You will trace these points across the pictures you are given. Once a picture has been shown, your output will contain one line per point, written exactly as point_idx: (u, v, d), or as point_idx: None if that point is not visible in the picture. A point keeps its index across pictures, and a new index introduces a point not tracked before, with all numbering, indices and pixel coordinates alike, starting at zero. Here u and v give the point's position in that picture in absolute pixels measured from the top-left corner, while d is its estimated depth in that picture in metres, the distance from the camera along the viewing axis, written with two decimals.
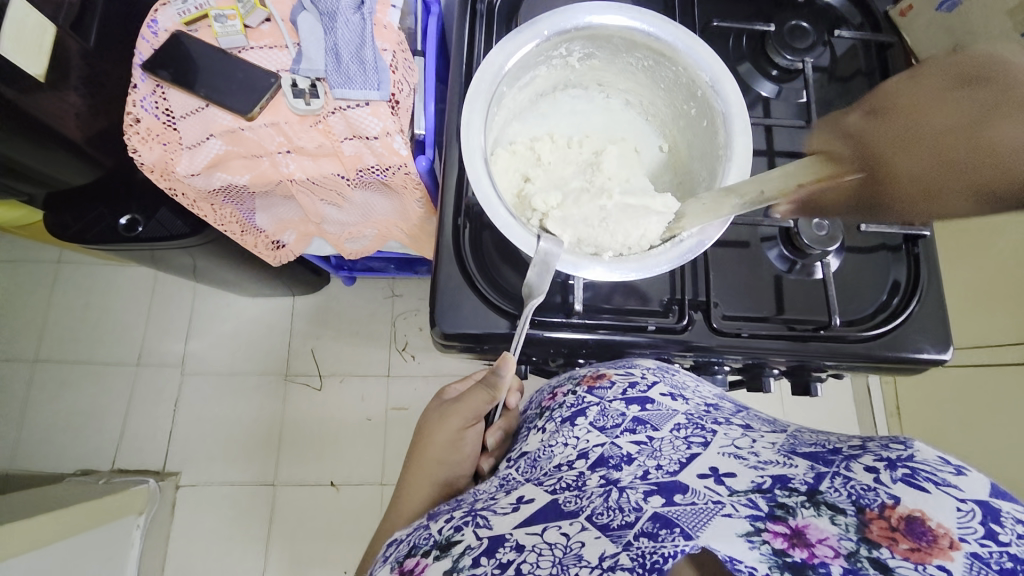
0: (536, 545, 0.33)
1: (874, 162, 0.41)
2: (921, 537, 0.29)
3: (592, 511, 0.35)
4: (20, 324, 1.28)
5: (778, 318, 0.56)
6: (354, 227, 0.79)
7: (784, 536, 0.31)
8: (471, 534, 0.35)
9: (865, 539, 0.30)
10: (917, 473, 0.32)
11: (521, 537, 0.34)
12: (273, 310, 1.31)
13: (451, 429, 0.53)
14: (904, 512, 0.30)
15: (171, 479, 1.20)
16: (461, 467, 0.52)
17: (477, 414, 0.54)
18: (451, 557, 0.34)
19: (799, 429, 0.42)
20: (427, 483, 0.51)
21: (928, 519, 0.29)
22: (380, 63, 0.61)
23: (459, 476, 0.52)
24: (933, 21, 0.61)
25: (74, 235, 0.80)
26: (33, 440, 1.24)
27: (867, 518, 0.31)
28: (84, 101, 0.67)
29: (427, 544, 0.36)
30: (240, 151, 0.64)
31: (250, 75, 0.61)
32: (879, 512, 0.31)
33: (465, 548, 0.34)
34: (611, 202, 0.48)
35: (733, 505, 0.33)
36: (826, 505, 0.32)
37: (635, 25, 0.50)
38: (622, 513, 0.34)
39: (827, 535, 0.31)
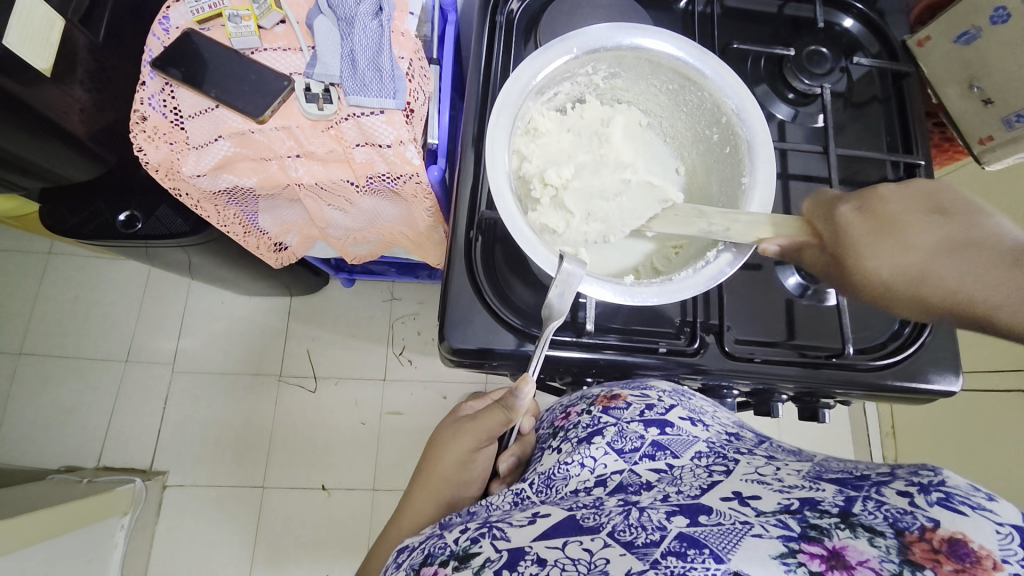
0: (558, 560, 0.32)
1: (846, 260, 0.42)
2: (964, 557, 0.27)
3: (613, 528, 0.34)
4: (6, 315, 1.25)
5: (788, 344, 0.56)
6: (359, 231, 0.77)
7: (821, 557, 0.29)
8: (489, 546, 0.35)
9: (908, 561, 0.28)
10: (952, 497, 0.30)
11: (542, 550, 0.33)
12: (269, 310, 1.29)
13: (462, 449, 0.52)
14: (946, 534, 0.28)
15: (158, 480, 1.18)
16: (467, 489, 0.51)
17: (489, 436, 0.53)
18: (471, 568, 0.33)
19: (827, 459, 0.41)
20: (431, 502, 0.50)
21: (970, 540, 0.28)
22: (396, 72, 0.60)
23: (463, 499, 0.50)
24: (949, 52, 0.61)
25: (71, 230, 0.78)
26: (15, 435, 1.20)
27: (907, 541, 0.29)
28: (90, 95, 0.65)
29: (443, 554, 0.36)
30: (248, 154, 0.62)
31: (263, 77, 0.60)
32: (920, 535, 0.29)
33: (484, 560, 0.34)
34: (634, 177, 0.50)
35: (763, 525, 0.32)
36: (862, 527, 0.30)
37: (664, 49, 0.51)
38: (646, 531, 0.33)
39: (867, 557, 0.29)
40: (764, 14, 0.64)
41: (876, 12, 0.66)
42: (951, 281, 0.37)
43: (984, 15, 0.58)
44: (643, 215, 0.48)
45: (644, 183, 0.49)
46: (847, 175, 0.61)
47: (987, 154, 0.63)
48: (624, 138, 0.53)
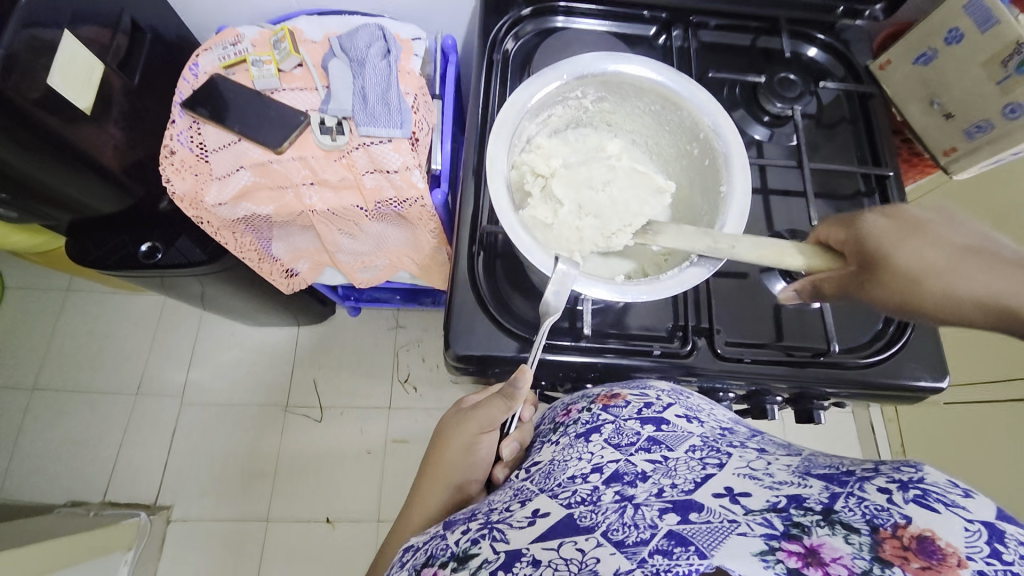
0: (552, 560, 0.34)
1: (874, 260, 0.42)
2: (931, 555, 0.28)
3: (607, 527, 0.35)
4: (22, 350, 1.29)
5: (778, 345, 0.58)
6: (366, 256, 0.82)
7: (798, 555, 0.30)
8: (488, 547, 0.36)
9: (879, 558, 0.29)
10: (928, 494, 0.31)
11: (537, 551, 0.34)
12: (277, 340, 1.32)
13: (468, 433, 0.54)
14: (916, 532, 0.29)
15: (162, 513, 1.17)
16: (473, 472, 0.54)
17: (493, 422, 0.54)
18: (468, 569, 0.35)
19: (816, 452, 0.41)
20: (441, 488, 0.53)
21: (938, 538, 0.29)
22: (403, 105, 0.66)
23: (470, 481, 0.53)
24: (910, 72, 0.67)
25: (95, 260, 0.83)
26: (23, 470, 1.21)
27: (880, 537, 0.30)
28: (123, 133, 0.71)
29: (444, 555, 0.37)
30: (266, 183, 0.67)
31: (283, 114, 0.66)
32: (892, 532, 0.30)
33: (482, 561, 0.35)
34: (620, 164, 0.55)
35: (748, 523, 0.33)
36: (840, 524, 0.32)
37: (644, 74, 0.56)
38: (637, 529, 0.34)
39: (841, 554, 0.30)
40: (737, 47, 0.71)
41: (841, 41, 0.72)
42: (979, 275, 0.37)
43: (940, 37, 0.62)
44: (635, 210, 0.53)
45: (632, 171, 0.55)
46: (825, 188, 0.66)
47: (953, 164, 0.68)
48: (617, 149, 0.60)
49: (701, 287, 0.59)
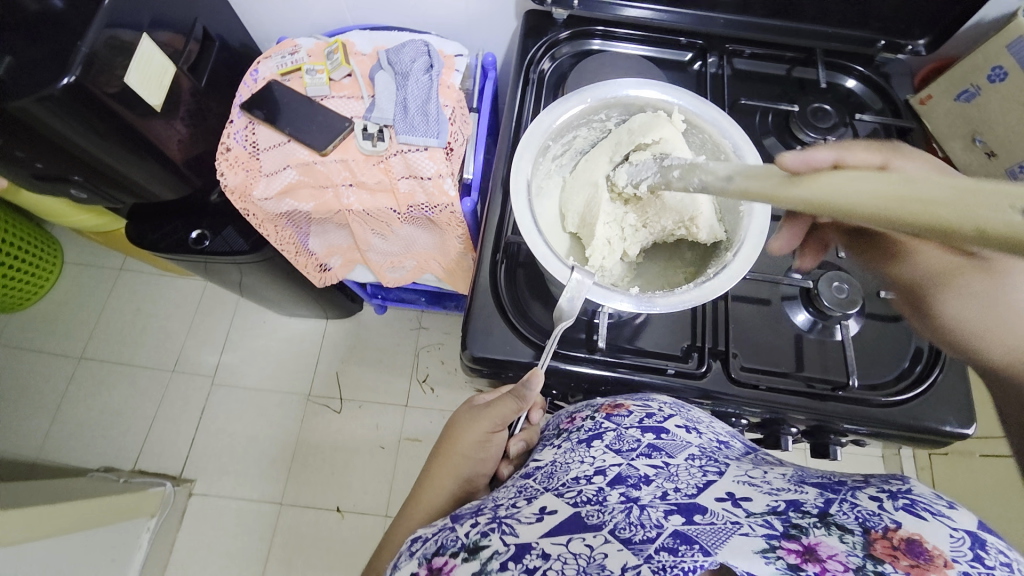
0: (561, 554, 0.35)
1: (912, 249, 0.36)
2: (919, 555, 0.29)
3: (614, 526, 0.36)
4: (75, 322, 1.39)
5: (798, 375, 0.58)
6: (396, 257, 0.86)
7: (796, 552, 0.31)
8: (499, 539, 0.37)
9: (871, 556, 0.30)
10: (916, 503, 0.33)
11: (547, 546, 0.36)
12: (305, 332, 1.38)
13: (480, 431, 0.56)
14: (905, 534, 0.31)
15: (186, 486, 1.23)
16: (483, 467, 0.56)
17: (503, 422, 0.55)
18: (480, 560, 0.36)
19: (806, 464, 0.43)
20: (450, 478, 0.55)
21: (925, 541, 0.30)
22: (441, 116, 0.70)
23: (480, 474, 0.56)
24: (951, 109, 0.66)
25: (150, 243, 0.90)
26: (65, 433, 1.30)
27: (872, 538, 0.31)
28: (188, 129, 0.78)
29: (455, 546, 0.38)
30: (310, 181, 0.72)
31: (329, 118, 0.71)
32: (882, 533, 0.31)
33: (492, 552, 0.36)
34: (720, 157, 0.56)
35: (750, 525, 0.34)
36: (836, 526, 0.33)
37: (667, 98, 0.58)
38: (644, 528, 0.35)
39: (836, 551, 0.31)
40: (772, 76, 0.72)
41: (881, 74, 0.71)
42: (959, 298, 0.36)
43: (982, 74, 0.62)
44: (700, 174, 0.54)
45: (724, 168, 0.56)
46: None
47: None
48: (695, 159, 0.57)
49: (720, 310, 0.60)
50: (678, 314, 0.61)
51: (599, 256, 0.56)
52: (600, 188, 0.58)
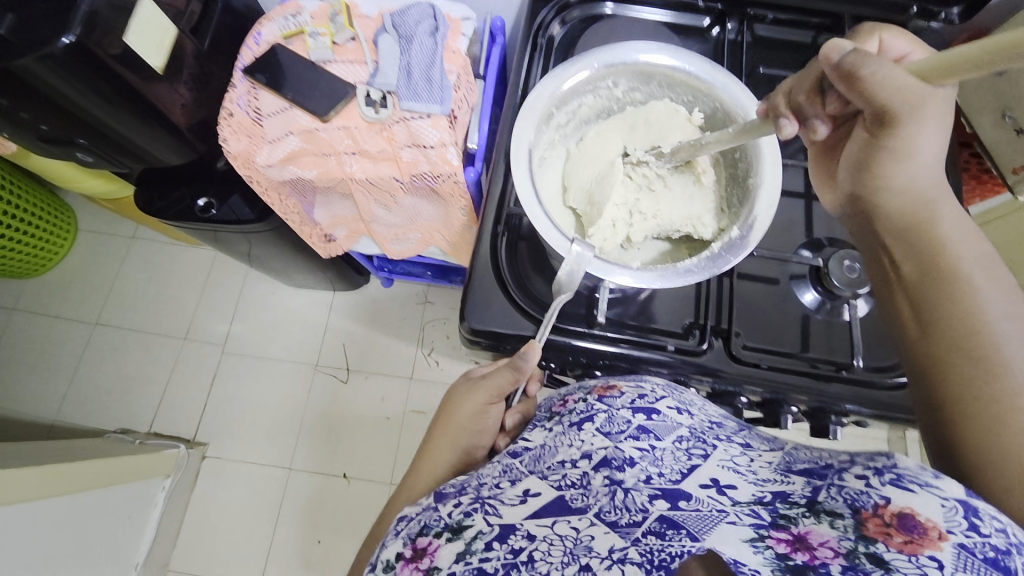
0: (546, 536, 0.35)
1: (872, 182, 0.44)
2: (911, 530, 0.29)
3: (599, 509, 0.37)
4: (90, 288, 1.42)
5: (801, 356, 0.56)
6: (400, 229, 0.85)
7: (787, 541, 0.32)
8: (482, 519, 0.37)
9: (862, 536, 0.30)
10: (903, 477, 0.31)
11: (532, 527, 0.36)
12: (313, 303, 1.39)
13: (477, 402, 0.56)
14: (896, 509, 0.30)
15: (199, 449, 1.27)
16: (481, 439, 0.56)
17: (500, 393, 0.56)
18: (464, 540, 0.36)
19: (800, 444, 0.42)
20: (450, 448, 0.55)
21: (918, 513, 0.29)
22: (445, 83, 0.68)
23: (476, 447, 0.56)
24: (982, 83, 0.62)
25: (158, 210, 0.90)
26: (82, 396, 1.34)
27: (861, 517, 0.31)
28: (191, 93, 0.77)
29: (439, 525, 0.38)
30: (312, 149, 0.71)
31: (332, 84, 0.70)
32: (873, 512, 0.31)
33: (476, 532, 0.36)
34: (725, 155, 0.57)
35: (737, 513, 0.34)
36: (825, 512, 0.33)
37: (677, 64, 0.55)
38: (629, 512, 0.36)
39: (827, 538, 0.31)
40: (795, 44, 0.68)
41: (912, 44, 0.67)
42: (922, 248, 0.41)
43: None
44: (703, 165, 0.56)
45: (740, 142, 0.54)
46: None
47: None
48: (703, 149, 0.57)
49: (725, 288, 0.58)
50: (682, 290, 0.59)
51: (601, 236, 0.55)
52: (617, 166, 0.57)
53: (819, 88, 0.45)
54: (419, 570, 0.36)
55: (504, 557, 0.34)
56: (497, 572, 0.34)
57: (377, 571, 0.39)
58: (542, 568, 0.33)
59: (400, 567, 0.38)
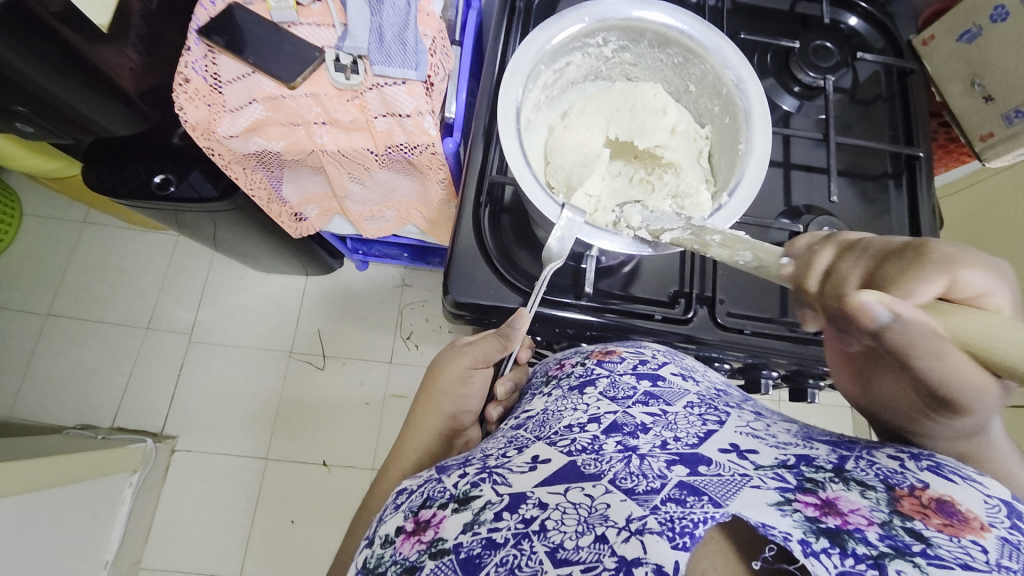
0: (559, 504, 0.34)
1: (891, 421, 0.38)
2: (951, 515, 0.30)
3: (614, 475, 0.36)
4: (38, 277, 1.32)
5: (781, 321, 0.57)
6: (375, 206, 0.82)
7: (815, 505, 0.32)
8: (490, 489, 0.36)
9: (897, 512, 0.31)
10: (942, 466, 0.33)
11: (544, 495, 0.35)
12: (284, 288, 1.33)
13: (461, 366, 0.55)
14: (934, 494, 0.31)
15: (168, 443, 1.22)
16: (466, 404, 0.55)
17: (486, 359, 0.55)
18: (471, 510, 0.35)
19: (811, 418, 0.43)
20: (434, 416, 0.54)
21: (958, 502, 0.30)
22: (420, 46, 0.64)
23: (464, 412, 0.55)
24: (952, 51, 0.63)
25: (109, 188, 0.84)
26: (36, 391, 1.26)
27: (896, 495, 0.32)
28: (140, 57, 0.70)
29: (443, 497, 0.37)
30: (278, 118, 0.66)
31: (298, 48, 0.65)
32: (909, 492, 0.32)
33: (485, 502, 0.35)
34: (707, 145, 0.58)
35: (761, 478, 0.34)
36: (855, 482, 0.33)
37: (670, 22, 0.54)
38: (647, 479, 0.35)
39: (858, 506, 0.31)
40: (775, 12, 0.67)
41: (885, 13, 0.68)
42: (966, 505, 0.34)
43: (985, 15, 0.60)
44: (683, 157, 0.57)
45: (733, 109, 0.54)
46: (849, 168, 0.63)
47: (988, 151, 0.65)
48: (687, 139, 0.58)
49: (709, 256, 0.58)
50: (667, 260, 0.59)
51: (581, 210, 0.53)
52: (602, 156, 0.56)
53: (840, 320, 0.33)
54: (422, 542, 0.35)
55: (516, 526, 0.33)
56: (508, 542, 0.33)
57: (374, 546, 0.38)
58: (555, 538, 0.32)
59: (401, 540, 0.36)
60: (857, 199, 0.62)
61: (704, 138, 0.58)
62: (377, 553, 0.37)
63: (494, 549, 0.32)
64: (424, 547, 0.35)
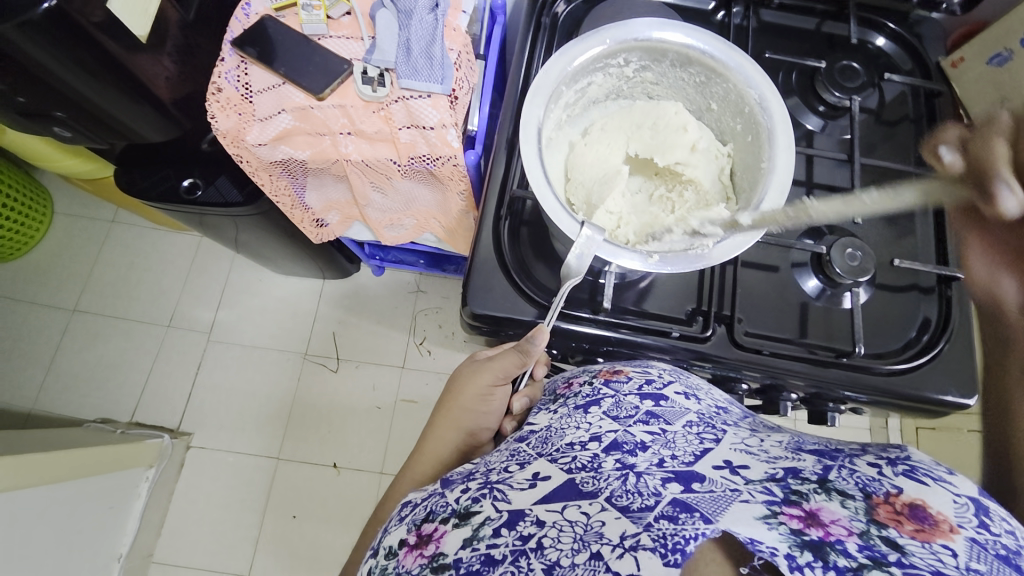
0: (557, 522, 0.34)
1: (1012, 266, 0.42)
2: (923, 520, 0.30)
3: (610, 493, 0.36)
4: (67, 273, 1.36)
5: (799, 342, 0.57)
6: (395, 214, 0.83)
7: (799, 518, 0.31)
8: (490, 505, 0.36)
9: (875, 521, 0.31)
10: (916, 469, 0.34)
11: (542, 513, 0.35)
12: (301, 291, 1.36)
13: (482, 384, 0.56)
14: (908, 499, 0.32)
15: (183, 439, 1.24)
16: (486, 421, 0.57)
17: (506, 376, 0.56)
18: (471, 526, 0.35)
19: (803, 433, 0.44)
20: (454, 430, 0.55)
21: (930, 506, 0.31)
22: (446, 60, 0.65)
23: (482, 428, 0.56)
24: (982, 74, 0.63)
25: (140, 191, 0.86)
26: (60, 384, 1.29)
27: (874, 503, 0.32)
28: (175, 66, 0.73)
29: (446, 511, 0.37)
30: (306, 128, 0.68)
31: (326, 60, 0.67)
32: (884, 499, 0.32)
33: (484, 518, 0.36)
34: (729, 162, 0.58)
35: (750, 492, 0.34)
36: (836, 491, 0.33)
37: (691, 42, 0.54)
38: (642, 496, 0.35)
39: (839, 517, 0.31)
40: (800, 31, 0.67)
41: (913, 34, 0.67)
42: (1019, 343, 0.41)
43: (1016, 38, 0.61)
44: (706, 175, 0.57)
45: (754, 126, 0.54)
46: (873, 189, 0.62)
47: None
48: (707, 156, 0.58)
49: (728, 275, 0.58)
50: (685, 278, 0.59)
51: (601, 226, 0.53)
52: (622, 173, 0.56)
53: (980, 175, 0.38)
54: (423, 556, 0.35)
55: (514, 543, 0.34)
56: (506, 559, 0.33)
57: (379, 556, 0.38)
58: (552, 555, 0.32)
59: (404, 553, 0.37)
60: (881, 221, 0.61)
61: (726, 156, 0.58)
62: (382, 564, 0.37)
63: (492, 566, 0.33)
64: (426, 561, 0.35)
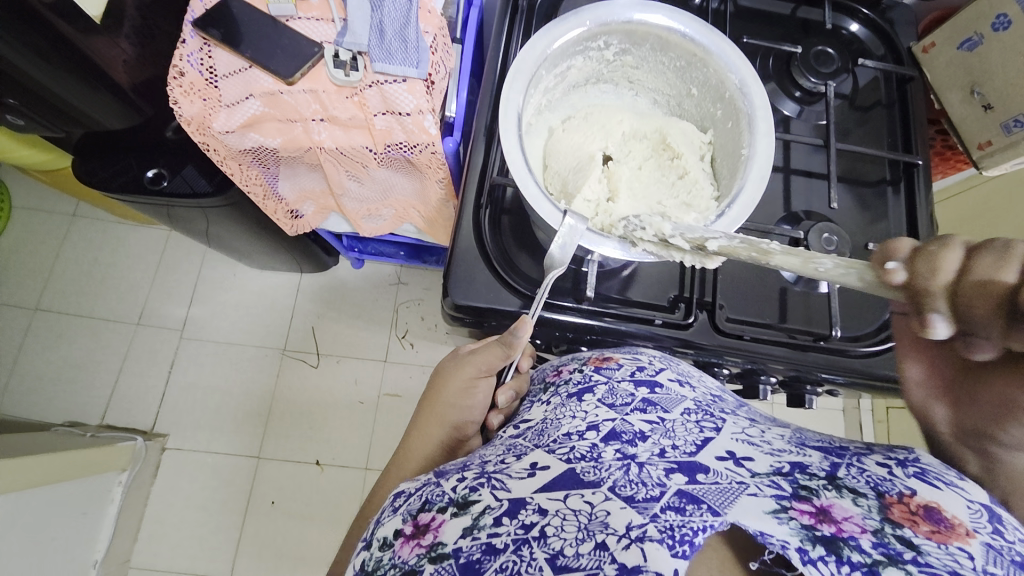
0: (559, 510, 0.34)
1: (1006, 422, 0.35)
2: (939, 522, 0.31)
3: (613, 483, 0.36)
4: (26, 271, 1.29)
5: (779, 327, 0.58)
6: (373, 204, 0.81)
7: (810, 513, 0.32)
8: (489, 494, 0.36)
9: (888, 519, 0.32)
10: (927, 473, 0.35)
11: (543, 501, 0.35)
12: (278, 286, 1.32)
13: (465, 376, 0.55)
14: (922, 501, 0.32)
15: (158, 441, 1.20)
16: (470, 414, 0.55)
17: (490, 368, 0.55)
18: (471, 515, 0.35)
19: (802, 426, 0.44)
20: (438, 427, 0.54)
21: (945, 510, 0.32)
22: (421, 44, 0.63)
23: (467, 423, 0.55)
24: (954, 58, 0.64)
25: (100, 182, 0.82)
26: (24, 387, 1.23)
27: (886, 502, 0.33)
28: (134, 49, 0.69)
29: (442, 500, 0.36)
30: (276, 114, 0.65)
31: (296, 42, 0.64)
32: (898, 498, 0.33)
33: (484, 507, 0.35)
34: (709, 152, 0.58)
35: (757, 485, 0.35)
36: (847, 489, 0.34)
37: (672, 25, 0.54)
38: (646, 487, 0.35)
39: (851, 514, 0.32)
40: (776, 15, 0.67)
41: (886, 20, 0.68)
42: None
43: (986, 22, 0.60)
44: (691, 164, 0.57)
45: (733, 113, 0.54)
46: (847, 174, 0.63)
47: (986, 159, 0.64)
48: (688, 145, 0.58)
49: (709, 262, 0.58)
50: (666, 265, 0.59)
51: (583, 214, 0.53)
52: (596, 161, 0.55)
53: (1009, 315, 0.29)
54: (421, 546, 0.34)
55: (515, 532, 0.33)
56: (507, 548, 0.32)
57: (372, 549, 0.37)
58: (555, 544, 0.32)
59: (399, 544, 0.35)
60: (855, 205, 0.62)
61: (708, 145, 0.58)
62: (375, 556, 0.36)
63: (494, 555, 0.32)
64: (423, 550, 0.34)
